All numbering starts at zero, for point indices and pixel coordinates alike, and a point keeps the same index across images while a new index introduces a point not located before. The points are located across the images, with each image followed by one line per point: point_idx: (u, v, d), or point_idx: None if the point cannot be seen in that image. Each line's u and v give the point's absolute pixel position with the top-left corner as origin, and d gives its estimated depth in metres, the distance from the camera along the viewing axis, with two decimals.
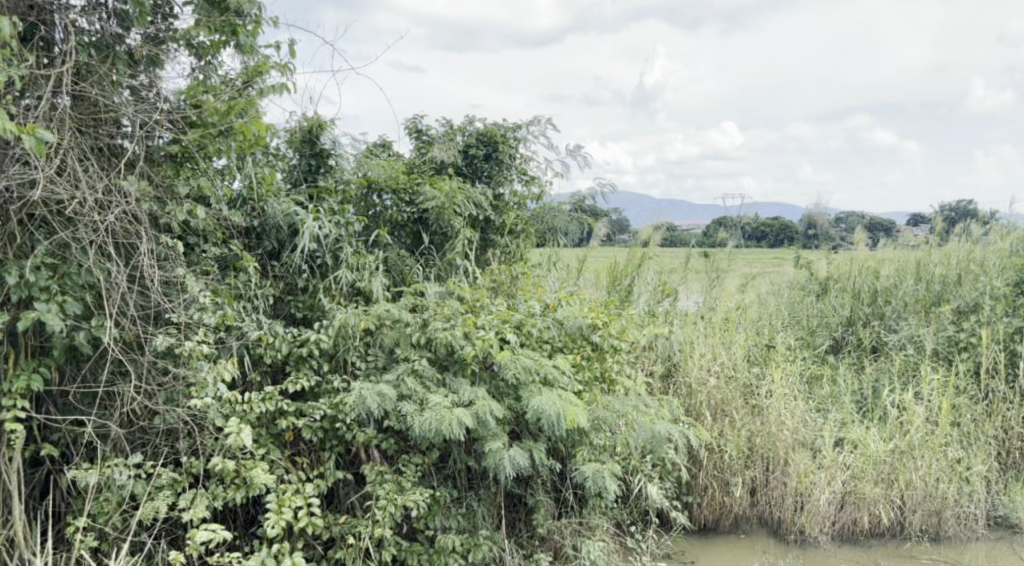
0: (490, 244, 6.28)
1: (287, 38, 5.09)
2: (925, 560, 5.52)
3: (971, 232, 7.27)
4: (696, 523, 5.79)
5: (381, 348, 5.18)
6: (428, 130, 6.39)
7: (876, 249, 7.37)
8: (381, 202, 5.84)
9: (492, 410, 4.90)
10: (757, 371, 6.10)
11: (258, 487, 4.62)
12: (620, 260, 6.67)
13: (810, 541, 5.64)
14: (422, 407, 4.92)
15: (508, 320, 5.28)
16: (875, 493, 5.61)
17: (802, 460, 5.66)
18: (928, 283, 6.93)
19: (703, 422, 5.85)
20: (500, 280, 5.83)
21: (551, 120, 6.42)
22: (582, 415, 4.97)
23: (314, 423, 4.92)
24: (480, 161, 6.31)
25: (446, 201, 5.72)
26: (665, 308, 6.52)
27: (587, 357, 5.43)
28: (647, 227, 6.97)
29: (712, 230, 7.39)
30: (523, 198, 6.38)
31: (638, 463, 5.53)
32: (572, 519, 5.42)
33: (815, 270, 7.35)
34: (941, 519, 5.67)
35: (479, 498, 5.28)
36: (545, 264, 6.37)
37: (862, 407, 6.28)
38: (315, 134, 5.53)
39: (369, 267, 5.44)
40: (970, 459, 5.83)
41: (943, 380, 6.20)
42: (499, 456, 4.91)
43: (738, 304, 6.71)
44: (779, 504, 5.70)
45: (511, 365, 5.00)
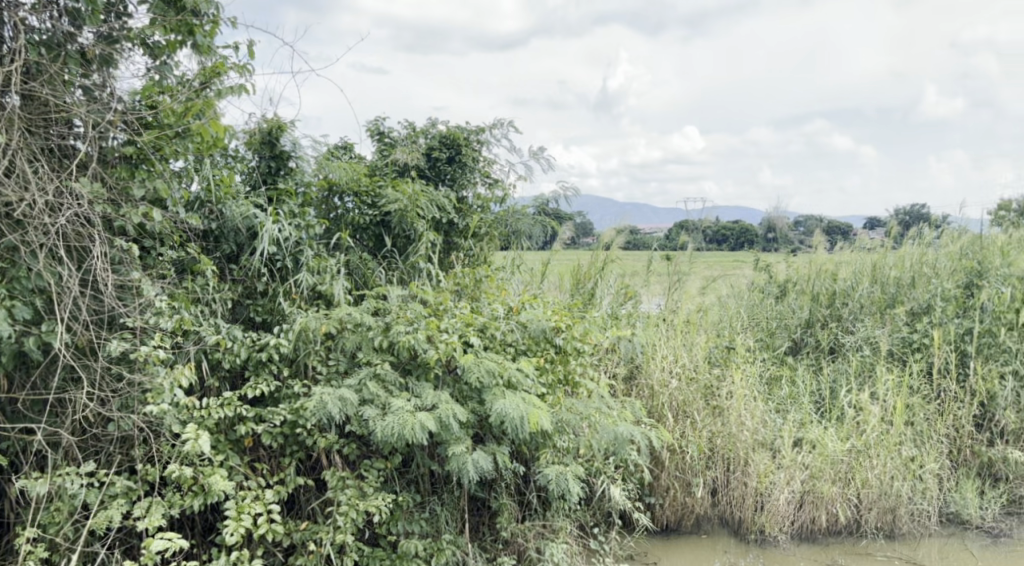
0: (454, 248, 6.27)
1: (246, 38, 5.03)
2: (880, 557, 5.61)
3: (924, 235, 7.49)
4: (658, 524, 5.82)
5: (342, 352, 5.13)
6: (390, 132, 6.36)
7: (835, 253, 7.46)
8: (342, 205, 5.80)
9: (455, 414, 4.90)
10: (718, 372, 6.16)
11: (216, 494, 4.54)
12: (583, 263, 6.68)
13: (770, 541, 5.70)
14: (385, 411, 4.89)
15: (472, 323, 5.28)
16: (833, 492, 5.69)
17: (762, 460, 5.73)
18: (883, 285, 7.08)
19: (665, 423, 5.88)
20: (462, 283, 5.81)
21: (514, 123, 6.42)
22: (545, 418, 4.97)
23: (273, 429, 4.86)
24: (443, 164, 6.29)
25: (409, 204, 5.72)
26: (627, 310, 6.52)
27: (551, 359, 5.43)
28: (609, 230, 6.96)
29: (673, 234, 7.48)
30: (486, 201, 6.38)
31: (600, 464, 5.54)
32: (535, 522, 5.42)
33: (774, 273, 7.36)
34: (895, 516, 5.78)
35: (442, 502, 5.28)
36: (509, 266, 6.36)
37: (820, 407, 6.38)
38: (275, 136, 5.47)
39: (331, 270, 5.39)
40: (923, 457, 5.93)
41: (898, 380, 6.32)
42: (462, 460, 4.89)
43: (698, 306, 6.77)
44: (739, 504, 5.76)
45: (475, 368, 4.99)
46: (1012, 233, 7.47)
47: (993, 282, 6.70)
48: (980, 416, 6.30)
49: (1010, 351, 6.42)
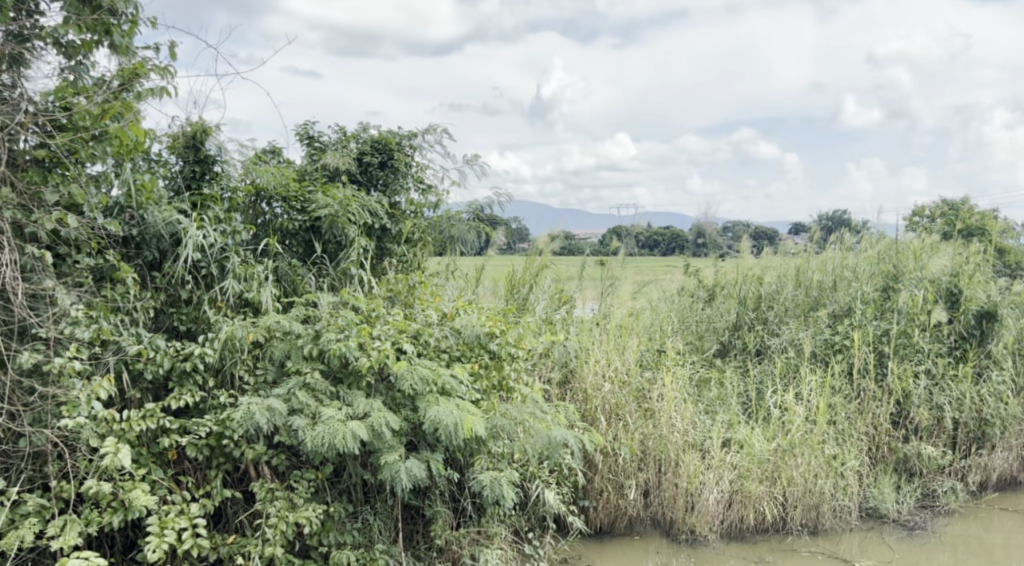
0: (387, 253, 6.19)
1: (167, 39, 4.90)
2: (805, 552, 5.76)
3: (845, 240, 7.74)
4: (592, 526, 5.86)
5: (270, 360, 5.04)
6: (320, 136, 6.26)
7: (762, 258, 7.68)
8: (271, 211, 5.68)
9: (387, 422, 4.86)
10: (649, 376, 6.23)
11: (137, 510, 4.41)
12: (518, 269, 6.68)
13: (700, 540, 5.80)
14: (315, 420, 4.81)
15: (405, 330, 5.24)
16: (760, 491, 5.82)
17: (691, 461, 5.82)
18: (806, 289, 7.30)
19: (598, 427, 5.92)
20: (396, 290, 5.76)
21: (447, 130, 6.39)
22: (479, 424, 4.93)
23: (198, 441, 4.73)
24: (375, 169, 6.23)
25: (340, 208, 5.62)
26: (562, 315, 6.56)
27: (485, 366, 5.42)
28: (544, 235, 6.97)
29: (607, 238, 7.59)
30: (420, 206, 6.33)
31: (535, 468, 5.54)
32: (470, 528, 5.40)
33: (703, 278, 7.62)
34: (819, 513, 5.94)
35: (375, 512, 5.21)
36: (443, 272, 6.33)
37: (747, 408, 6.51)
38: (200, 140, 5.35)
39: (258, 276, 5.28)
40: (844, 455, 6.10)
41: (821, 380, 6.49)
42: (396, 468, 4.85)
43: (631, 310, 6.85)
44: (670, 505, 5.84)
45: (408, 376, 4.94)
46: (927, 237, 7.74)
47: (908, 285, 6.96)
48: (897, 414, 6.52)
49: (923, 351, 6.65)
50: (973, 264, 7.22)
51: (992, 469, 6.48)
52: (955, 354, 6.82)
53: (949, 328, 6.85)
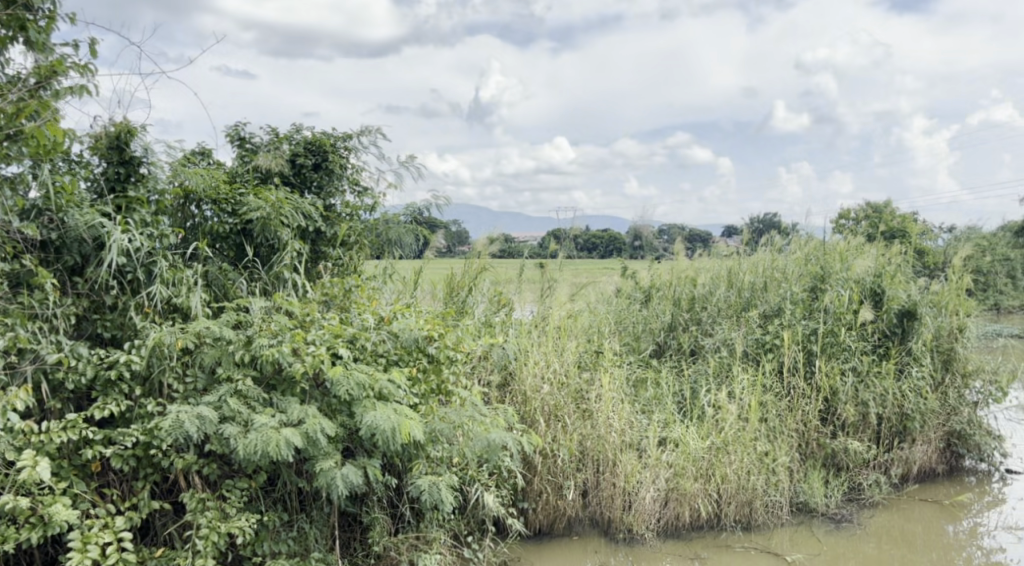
0: (321, 257, 6.09)
1: (87, 37, 4.75)
2: (739, 548, 5.87)
3: (775, 242, 7.99)
4: (531, 528, 5.88)
5: (200, 367, 4.91)
6: (251, 138, 6.12)
7: (694, 259, 7.87)
8: (200, 214, 5.54)
9: (322, 428, 4.78)
10: (587, 376, 6.27)
11: (57, 525, 4.27)
12: (457, 272, 6.64)
13: (638, 538, 5.85)
14: (247, 428, 4.72)
15: (340, 334, 5.17)
16: (695, 488, 5.90)
17: (629, 460, 5.87)
18: (738, 290, 7.43)
19: (537, 429, 5.91)
20: (331, 293, 5.67)
21: (382, 131, 6.31)
22: (417, 428, 4.93)
23: (124, 451, 4.59)
24: (309, 171, 6.13)
25: (272, 211, 5.51)
26: (500, 318, 6.54)
27: (423, 370, 5.37)
28: (482, 237, 6.93)
29: (546, 241, 7.59)
30: (355, 208, 6.25)
31: (474, 472, 5.52)
32: (409, 534, 5.35)
33: (639, 279, 7.78)
34: (752, 509, 6.05)
35: (311, 520, 5.12)
36: (380, 275, 6.25)
37: (683, 407, 6.59)
38: (124, 140, 5.16)
39: (188, 281, 5.13)
40: (775, 452, 6.22)
41: (752, 379, 6.61)
42: (331, 475, 4.78)
43: (570, 312, 6.86)
44: (608, 504, 5.89)
45: (344, 381, 4.87)
46: (853, 239, 7.95)
47: (834, 285, 7.15)
48: (824, 411, 6.69)
49: (849, 349, 6.82)
50: (895, 265, 7.42)
51: (913, 461, 6.71)
52: (878, 351, 7.02)
53: (873, 326, 7.05)
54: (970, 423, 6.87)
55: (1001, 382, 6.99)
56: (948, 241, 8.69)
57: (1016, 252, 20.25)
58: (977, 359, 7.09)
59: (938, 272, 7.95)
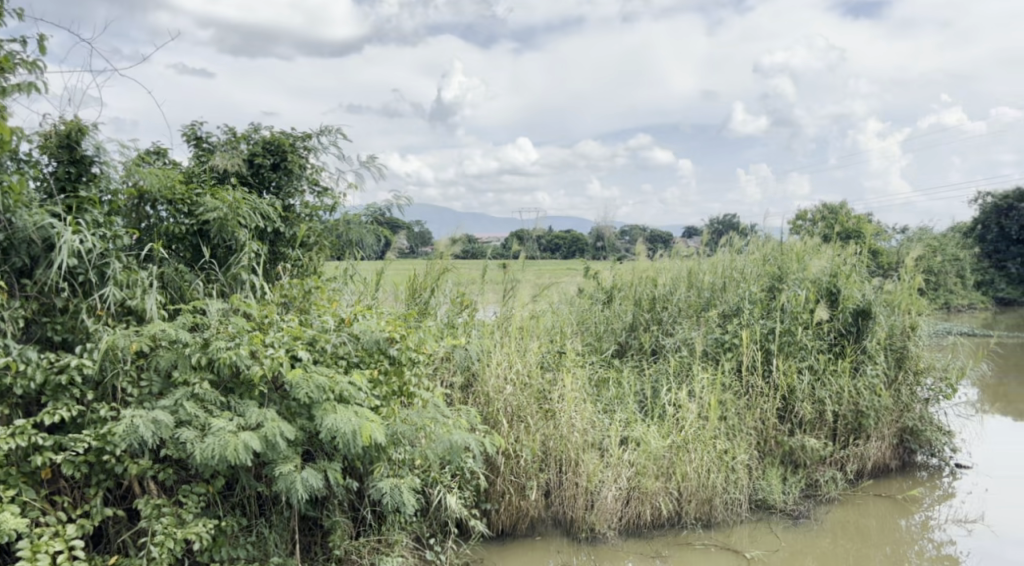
0: (280, 258, 6.01)
1: (35, 32, 4.63)
2: (699, 546, 5.92)
3: (734, 243, 8.09)
4: (493, 529, 5.87)
5: (155, 371, 4.82)
6: (208, 137, 6.02)
7: (655, 260, 7.93)
8: (156, 214, 5.42)
9: (282, 432, 4.73)
10: (549, 377, 6.27)
11: (6, 534, 4.17)
12: (419, 272, 6.60)
13: (600, 537, 5.88)
14: (204, 432, 4.66)
15: (300, 336, 5.11)
16: (656, 486, 5.94)
17: (591, 460, 5.89)
18: (698, 290, 7.53)
19: (499, 430, 5.90)
20: (290, 295, 5.62)
21: (342, 130, 6.24)
22: (378, 430, 4.88)
23: (75, 458, 4.49)
24: (268, 171, 6.05)
25: (229, 211, 5.42)
26: (464, 319, 6.49)
27: (385, 372, 5.32)
28: (444, 238, 6.93)
29: (509, 242, 7.60)
30: (315, 208, 6.18)
31: (437, 474, 5.49)
32: (370, 537, 5.31)
33: (602, 280, 7.79)
34: (711, 506, 6.11)
35: (271, 525, 5.06)
36: (341, 276, 6.19)
37: (644, 406, 6.62)
38: (74, 139, 5.05)
39: (143, 283, 5.04)
40: (735, 449, 6.28)
41: (712, 378, 6.66)
42: (291, 479, 4.73)
43: (532, 312, 6.86)
44: (570, 503, 5.90)
45: (304, 384, 4.82)
46: (809, 240, 8.08)
47: (791, 285, 7.25)
48: (782, 409, 6.77)
49: (806, 348, 6.90)
50: (850, 266, 7.54)
51: (868, 458, 6.82)
52: (834, 350, 7.13)
53: (829, 325, 7.16)
54: (921, 419, 7.03)
55: (951, 379, 7.15)
56: (902, 242, 8.87)
57: (966, 253, 20.76)
58: (929, 356, 7.23)
59: (891, 272, 8.10)
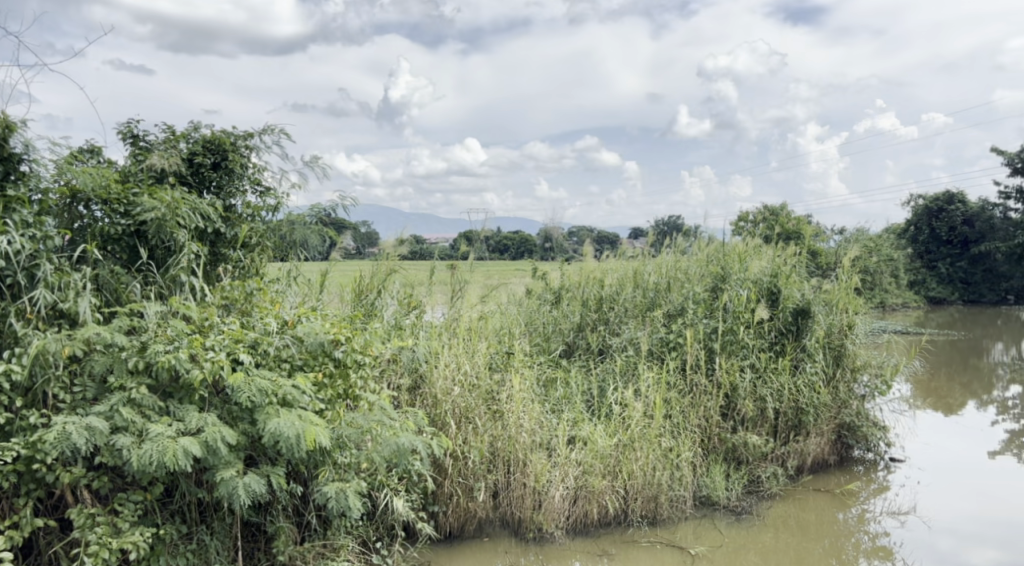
0: (221, 259, 5.87)
1: None
2: (645, 543, 5.97)
3: (678, 244, 8.20)
4: (441, 531, 5.85)
5: (90, 377, 4.68)
6: (145, 136, 5.85)
7: (602, 260, 7.98)
8: (89, 214, 5.26)
9: (223, 437, 4.64)
10: (498, 377, 6.23)
11: None
12: (365, 274, 6.60)
13: (547, 537, 5.89)
14: (141, 438, 4.54)
15: (241, 339, 5.00)
16: (603, 485, 5.98)
17: (538, 460, 5.89)
18: (644, 290, 7.57)
19: (447, 431, 5.87)
20: (231, 297, 5.49)
21: (285, 130, 6.13)
22: (323, 434, 4.82)
23: (4, 467, 4.35)
24: (208, 170, 5.91)
25: (167, 211, 5.28)
26: (411, 320, 6.43)
27: (330, 375, 5.22)
28: (392, 238, 6.97)
29: (458, 242, 7.58)
30: (257, 208, 6.01)
31: (383, 477, 5.41)
32: (315, 542, 5.24)
33: (550, 280, 7.83)
34: (657, 504, 6.16)
35: (211, 532, 4.94)
36: (284, 278, 6.10)
37: (591, 406, 6.65)
38: (2, 136, 4.84)
39: (75, 285, 4.90)
40: (679, 447, 6.34)
41: (658, 377, 6.71)
42: (232, 485, 4.64)
43: (480, 313, 6.84)
44: (518, 504, 5.90)
45: (245, 388, 4.74)
46: (751, 241, 8.22)
47: (733, 285, 7.36)
48: (726, 406, 6.85)
49: (747, 346, 7.01)
50: (790, 266, 7.69)
51: (807, 454, 6.98)
52: (775, 349, 7.24)
53: (770, 324, 7.28)
54: (858, 415, 7.20)
55: (886, 375, 7.34)
56: (839, 243, 9.09)
57: (899, 253, 21.41)
58: (865, 354, 7.41)
59: (830, 271, 8.27)
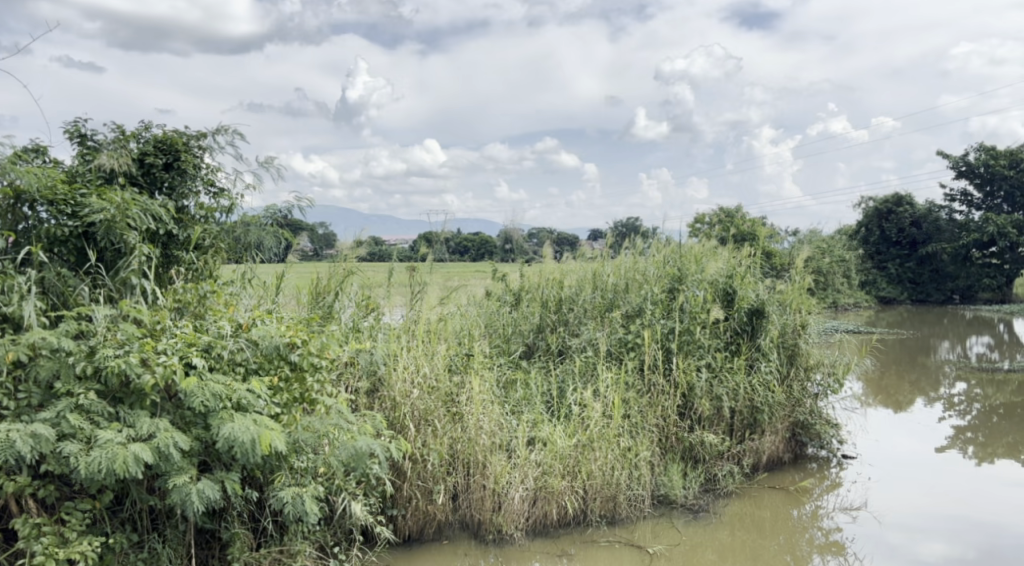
0: (173, 261, 5.75)
1: None
2: (604, 543, 5.99)
3: (636, 245, 8.24)
4: (400, 535, 5.81)
5: (34, 383, 4.56)
6: (93, 135, 5.71)
7: (561, 262, 7.99)
8: (34, 215, 5.12)
9: (175, 442, 4.55)
10: (457, 380, 6.18)
11: None
12: (322, 276, 6.50)
13: (507, 539, 5.87)
14: (89, 445, 4.44)
15: (195, 343, 4.90)
16: (562, 486, 5.98)
17: (498, 461, 5.87)
18: (602, 291, 7.60)
19: (406, 434, 5.83)
20: (184, 300, 5.37)
21: (239, 130, 6.04)
22: (278, 439, 4.76)
23: None
24: (159, 171, 5.79)
25: (117, 212, 5.16)
26: (369, 322, 6.37)
27: (285, 379, 5.17)
28: (348, 240, 6.88)
29: (417, 244, 7.54)
30: (210, 210, 5.93)
31: (341, 481, 5.35)
32: (271, 548, 5.15)
33: (510, 282, 7.81)
34: (616, 503, 6.19)
35: (164, 540, 4.84)
36: (238, 280, 6.00)
37: (550, 406, 6.64)
38: None
39: (20, 288, 4.78)
40: (638, 446, 6.38)
41: (616, 377, 6.74)
42: (184, 491, 4.56)
43: (440, 316, 6.79)
44: (478, 506, 5.88)
45: (198, 392, 4.65)
46: (706, 242, 8.31)
47: (690, 286, 7.42)
48: (683, 406, 6.89)
49: (704, 346, 7.08)
50: (744, 266, 7.79)
51: (762, 452, 7.07)
52: (730, 348, 7.32)
53: (725, 324, 7.36)
54: (812, 413, 7.31)
55: (838, 374, 7.46)
56: (793, 244, 9.23)
57: (851, 254, 21.81)
58: (818, 353, 7.53)
59: (784, 272, 8.39)
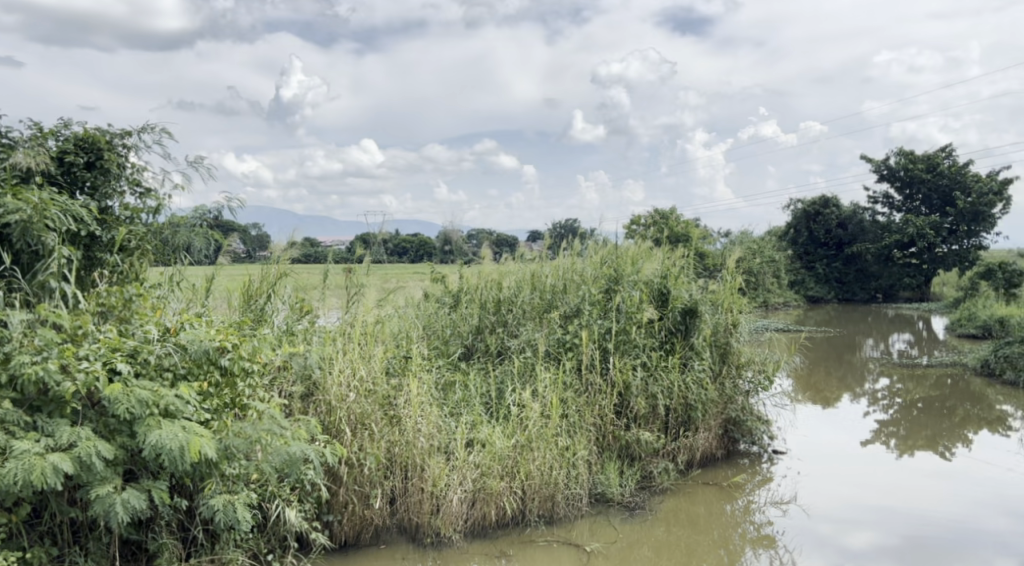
0: (96, 264, 5.56)
1: None
2: (542, 542, 5.99)
3: (574, 247, 8.27)
4: (336, 541, 5.72)
5: None
6: (9, 132, 5.47)
7: (500, 263, 7.97)
8: None
9: (98, 451, 4.39)
10: (395, 383, 6.09)
11: None
12: (254, 278, 6.29)
13: (445, 541, 5.83)
14: (4, 456, 4.26)
15: (119, 348, 4.74)
16: (501, 487, 5.95)
17: (436, 464, 5.82)
18: (541, 292, 7.59)
19: (342, 439, 5.74)
20: (108, 304, 5.15)
21: (167, 129, 5.91)
22: (208, 445, 4.62)
23: None
24: (81, 170, 5.58)
25: (34, 214, 4.96)
26: (304, 326, 6.24)
27: (215, 384, 5.03)
28: (280, 241, 6.68)
29: (355, 246, 7.45)
30: (136, 211, 5.74)
31: (275, 488, 5.22)
32: (201, 557, 5.01)
33: (448, 284, 7.76)
34: (554, 503, 6.20)
35: (86, 553, 4.67)
36: (166, 283, 5.83)
37: (489, 408, 6.61)
38: None
39: None
40: (575, 446, 6.40)
41: (554, 376, 6.75)
42: (108, 502, 4.41)
43: (377, 318, 6.65)
44: (415, 509, 5.83)
45: (123, 399, 4.49)
46: (641, 243, 8.40)
47: (625, 286, 7.50)
48: (619, 404, 6.94)
49: (639, 345, 7.14)
50: (678, 266, 7.90)
51: (697, 448, 7.16)
52: (664, 348, 7.39)
53: (660, 324, 7.45)
54: (744, 410, 7.46)
55: (768, 371, 7.60)
56: (726, 245, 9.40)
57: (780, 255, 22.36)
58: (749, 351, 7.67)
59: (716, 273, 8.53)
